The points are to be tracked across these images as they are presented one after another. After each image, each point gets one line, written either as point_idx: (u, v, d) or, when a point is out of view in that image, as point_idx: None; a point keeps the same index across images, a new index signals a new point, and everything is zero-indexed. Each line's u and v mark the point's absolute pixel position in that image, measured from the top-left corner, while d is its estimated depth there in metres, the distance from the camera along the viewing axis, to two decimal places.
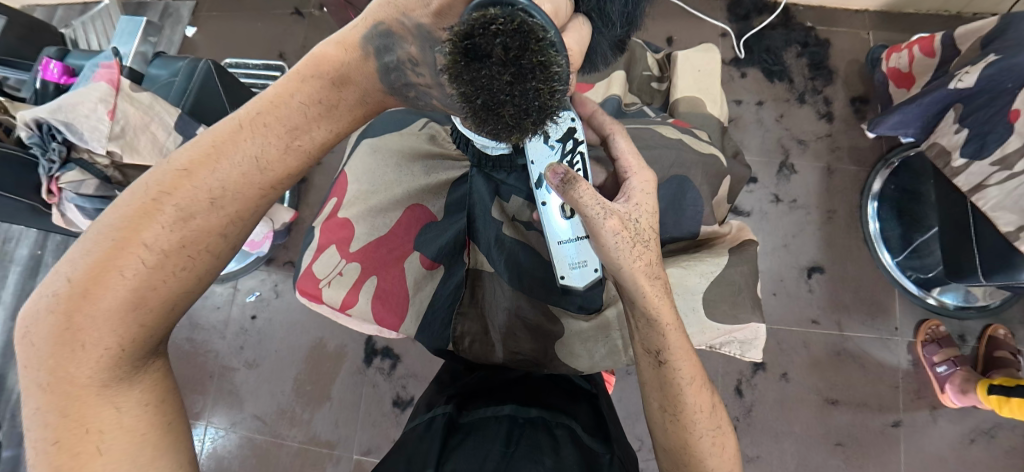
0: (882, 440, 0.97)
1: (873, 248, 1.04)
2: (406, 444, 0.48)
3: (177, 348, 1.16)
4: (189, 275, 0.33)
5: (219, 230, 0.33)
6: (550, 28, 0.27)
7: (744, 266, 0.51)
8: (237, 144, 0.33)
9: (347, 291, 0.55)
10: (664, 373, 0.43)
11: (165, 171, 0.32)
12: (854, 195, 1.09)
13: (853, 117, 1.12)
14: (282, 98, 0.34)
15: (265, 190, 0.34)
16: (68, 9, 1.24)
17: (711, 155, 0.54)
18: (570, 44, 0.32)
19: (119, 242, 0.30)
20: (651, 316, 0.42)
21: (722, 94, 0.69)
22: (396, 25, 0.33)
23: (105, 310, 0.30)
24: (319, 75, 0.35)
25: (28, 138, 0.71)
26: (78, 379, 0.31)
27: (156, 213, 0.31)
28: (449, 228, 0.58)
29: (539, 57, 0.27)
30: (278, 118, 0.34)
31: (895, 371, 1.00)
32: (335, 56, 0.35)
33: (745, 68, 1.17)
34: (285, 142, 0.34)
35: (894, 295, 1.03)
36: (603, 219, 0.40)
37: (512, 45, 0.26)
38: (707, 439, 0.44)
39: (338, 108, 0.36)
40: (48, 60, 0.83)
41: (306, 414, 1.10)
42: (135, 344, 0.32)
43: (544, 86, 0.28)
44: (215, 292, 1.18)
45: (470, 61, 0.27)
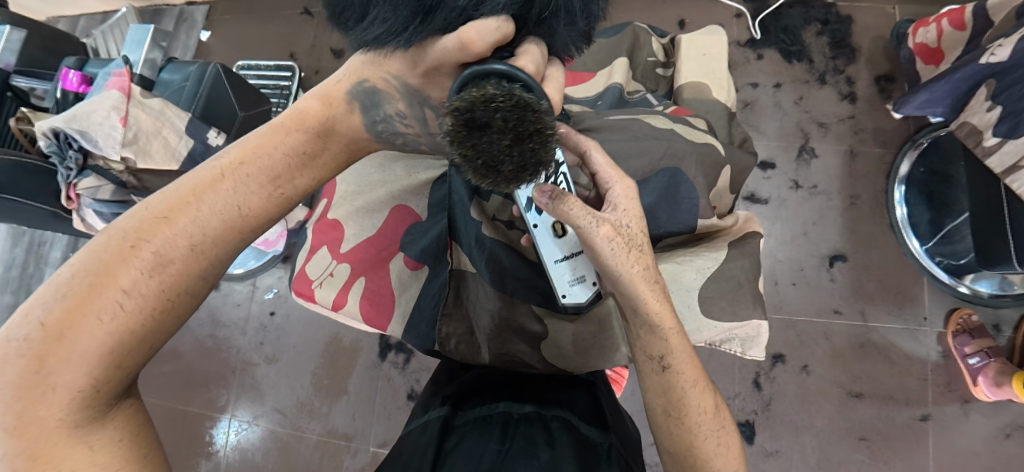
0: (909, 434, 0.93)
1: (900, 234, 0.99)
2: (403, 449, 0.48)
3: (202, 344, 1.21)
4: (167, 316, 0.34)
5: (200, 273, 0.35)
6: (542, 99, 0.31)
7: (744, 260, 0.48)
8: (218, 192, 0.34)
9: (337, 292, 0.57)
10: (668, 380, 0.43)
11: (145, 217, 0.33)
12: (880, 179, 1.03)
13: (877, 97, 1.06)
14: (265, 148, 0.36)
15: (245, 233, 0.36)
16: (90, 19, 1.28)
17: (706, 145, 0.52)
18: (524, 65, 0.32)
19: (95, 286, 0.31)
20: (653, 323, 0.42)
21: (729, 78, 0.66)
22: (379, 82, 0.36)
23: (80, 353, 0.30)
24: (303, 129, 0.37)
25: (47, 146, 0.73)
26: (47, 421, 0.30)
27: (134, 259, 0.32)
28: (432, 228, 0.56)
29: (534, 125, 0.31)
30: (260, 167, 0.36)
31: (924, 363, 0.95)
32: (319, 110, 0.37)
33: (762, 49, 1.12)
34: (266, 189, 0.36)
35: (923, 283, 0.98)
36: (594, 227, 0.40)
37: (511, 117, 0.30)
38: (712, 440, 0.44)
39: (320, 158, 0.38)
40: (67, 71, 0.87)
41: (324, 407, 1.13)
42: (108, 383, 0.32)
43: (538, 147, 0.32)
44: (235, 290, 1.22)
45: (471, 130, 0.31)
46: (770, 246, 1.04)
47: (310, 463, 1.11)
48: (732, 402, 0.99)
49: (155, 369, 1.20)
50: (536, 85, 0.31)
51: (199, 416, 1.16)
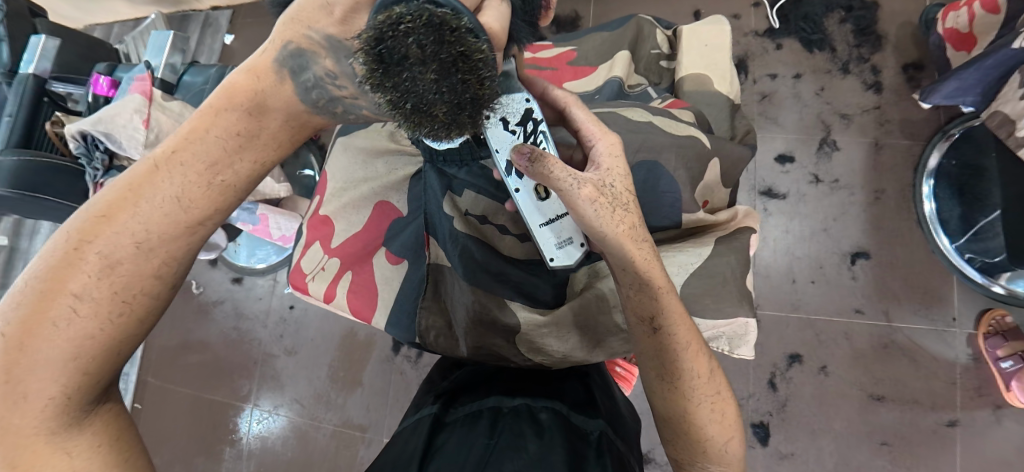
0: (934, 440, 0.89)
1: (928, 230, 0.94)
2: (394, 446, 0.49)
3: (226, 336, 1.26)
4: (127, 320, 0.31)
5: (153, 273, 0.32)
6: (461, 16, 0.25)
7: (731, 256, 0.48)
8: (154, 185, 0.31)
9: (328, 285, 0.59)
10: (661, 340, 0.42)
11: (85, 217, 0.31)
12: (907, 172, 0.99)
13: (905, 86, 1.01)
14: (196, 132, 0.32)
15: (194, 227, 0.33)
16: (123, 26, 1.36)
17: (688, 138, 0.50)
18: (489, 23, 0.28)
19: (46, 292, 0.29)
20: (643, 282, 0.41)
21: (732, 69, 0.64)
22: (304, 42, 0.31)
23: (43, 362, 0.29)
24: (232, 108, 0.32)
25: (76, 148, 0.78)
26: (23, 430, 0.29)
27: (80, 263, 0.30)
28: (411, 223, 0.58)
29: (457, 47, 0.25)
30: (194, 153, 0.32)
31: (952, 366, 0.91)
32: (249, 84, 0.32)
33: (781, 38, 1.08)
34: (206, 178, 0.32)
35: (952, 282, 0.93)
36: (577, 187, 0.38)
37: (427, 41, 0.24)
38: (706, 406, 0.42)
39: (259, 138, 0.34)
40: (98, 75, 0.92)
41: (340, 398, 1.16)
42: (81, 390, 0.30)
43: (470, 76, 0.25)
44: (257, 284, 1.26)
45: (388, 65, 0.25)
46: (788, 243, 1.00)
47: (327, 452, 1.14)
48: (746, 403, 0.96)
49: (183, 359, 1.26)
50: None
51: (223, 404, 1.22)
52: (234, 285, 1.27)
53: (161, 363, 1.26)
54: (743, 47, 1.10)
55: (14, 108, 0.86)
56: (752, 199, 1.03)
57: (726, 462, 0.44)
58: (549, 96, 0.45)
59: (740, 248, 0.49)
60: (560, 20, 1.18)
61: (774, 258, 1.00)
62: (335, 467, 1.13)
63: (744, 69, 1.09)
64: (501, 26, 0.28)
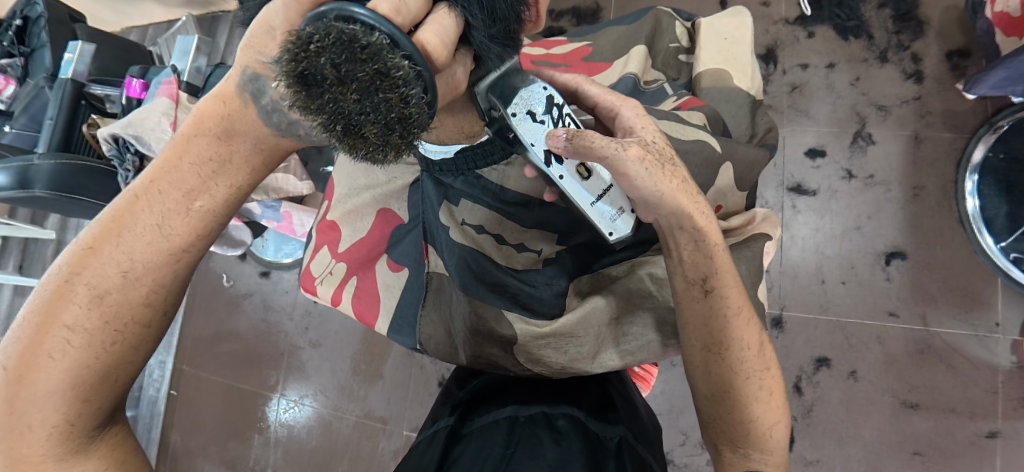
0: (972, 452, 0.84)
1: (971, 229, 0.88)
2: (412, 456, 0.50)
3: (254, 327, 1.30)
4: (121, 347, 0.33)
5: (143, 300, 0.34)
6: (375, 30, 0.23)
7: (741, 266, 0.45)
8: (135, 216, 0.33)
9: (335, 289, 0.63)
10: (711, 302, 0.42)
11: (74, 252, 0.33)
12: (949, 168, 0.93)
13: (949, 75, 0.95)
14: (172, 162, 0.33)
15: (177, 253, 0.34)
16: (157, 29, 1.42)
17: (697, 141, 0.48)
18: (426, 37, 0.26)
19: (42, 325, 0.31)
20: (700, 237, 0.41)
21: (753, 64, 0.62)
22: (259, 66, 0.31)
23: (42, 393, 0.31)
24: (201, 134, 0.32)
25: (108, 150, 0.81)
26: (33, 457, 0.32)
27: (70, 295, 0.32)
28: (412, 232, 0.58)
29: (372, 65, 0.22)
30: (171, 182, 0.33)
31: (994, 373, 0.85)
32: (215, 110, 0.32)
33: (813, 26, 1.02)
34: (184, 205, 0.33)
35: (996, 285, 0.87)
36: (624, 150, 0.38)
37: (339, 59, 0.22)
38: (754, 381, 0.43)
39: (232, 162, 0.34)
40: (131, 78, 0.96)
41: (362, 390, 1.19)
42: (84, 418, 0.32)
43: (392, 95, 0.23)
44: (284, 278, 1.30)
45: (309, 87, 0.24)
46: (817, 241, 0.96)
47: (350, 443, 1.18)
48: None
49: (215, 349, 1.31)
50: (360, 15, 0.23)
51: (253, 394, 1.26)
52: (262, 278, 1.32)
53: (195, 353, 1.32)
54: (773, 36, 1.04)
55: (54, 111, 0.90)
56: (780, 196, 0.99)
57: (769, 449, 0.43)
58: (558, 81, 0.47)
59: (752, 256, 0.47)
60: (581, 12, 1.15)
61: (803, 257, 0.96)
62: (358, 457, 1.16)
63: (773, 59, 1.04)
64: (442, 40, 0.27)
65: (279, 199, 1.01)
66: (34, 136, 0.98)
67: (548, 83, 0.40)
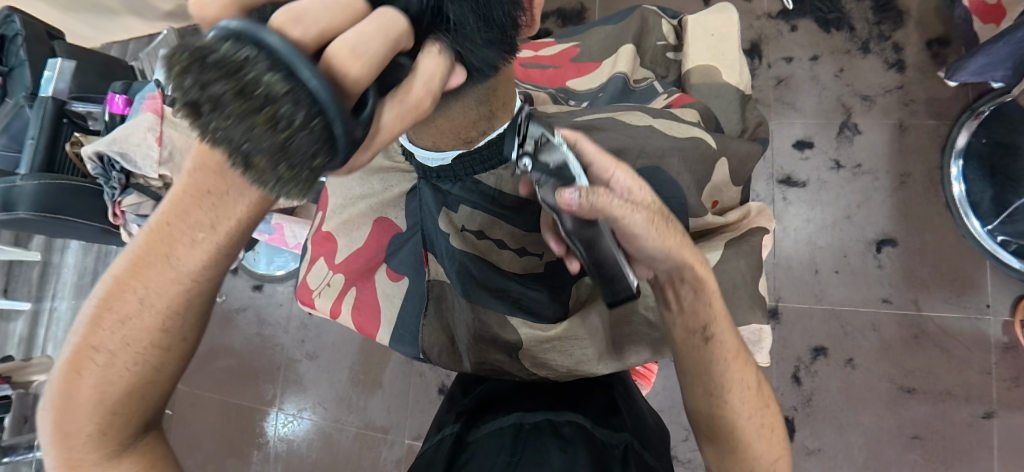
0: (969, 433, 0.86)
1: (958, 213, 0.90)
2: (419, 463, 0.51)
3: (249, 342, 1.29)
4: (144, 367, 0.32)
5: (160, 327, 0.32)
6: (244, 41, 0.18)
7: (742, 261, 0.45)
8: (149, 247, 0.30)
9: (333, 301, 0.61)
10: (712, 350, 0.40)
11: (106, 274, 0.32)
12: (934, 154, 0.94)
13: (930, 63, 0.96)
14: (173, 193, 0.28)
15: (183, 287, 0.31)
16: (138, 43, 1.40)
17: (692, 140, 0.47)
18: (340, 43, 0.20)
19: (79, 339, 0.32)
20: (700, 286, 0.39)
21: (741, 59, 0.62)
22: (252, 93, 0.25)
23: (76, 405, 0.32)
24: (197, 163, 0.27)
25: (94, 169, 0.81)
26: (77, 457, 0.33)
27: (100, 316, 0.31)
28: (411, 241, 0.58)
29: (232, 83, 0.18)
30: (177, 217, 0.29)
31: (987, 354, 0.87)
32: (203, 151, 0.26)
33: (795, 19, 1.04)
34: (191, 237, 0.29)
35: (985, 268, 0.89)
36: (633, 213, 0.32)
37: (203, 80, 0.18)
38: (755, 422, 0.42)
39: (228, 198, 0.27)
40: (113, 95, 0.94)
41: (362, 401, 1.18)
42: (113, 429, 0.33)
43: (262, 120, 0.18)
44: (278, 291, 1.29)
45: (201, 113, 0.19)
46: (810, 232, 0.97)
47: (351, 454, 1.16)
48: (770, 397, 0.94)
49: (210, 366, 1.29)
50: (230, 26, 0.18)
51: (250, 409, 1.25)
52: (255, 292, 1.30)
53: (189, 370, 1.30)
54: (756, 31, 1.05)
55: (35, 131, 0.89)
56: (771, 189, 1.00)
57: None
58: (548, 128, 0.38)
59: (750, 250, 0.46)
60: (566, 13, 1.16)
61: (796, 248, 0.97)
62: (360, 468, 1.15)
63: (758, 54, 1.05)
64: (362, 53, 0.20)
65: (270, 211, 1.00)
66: (15, 156, 0.96)
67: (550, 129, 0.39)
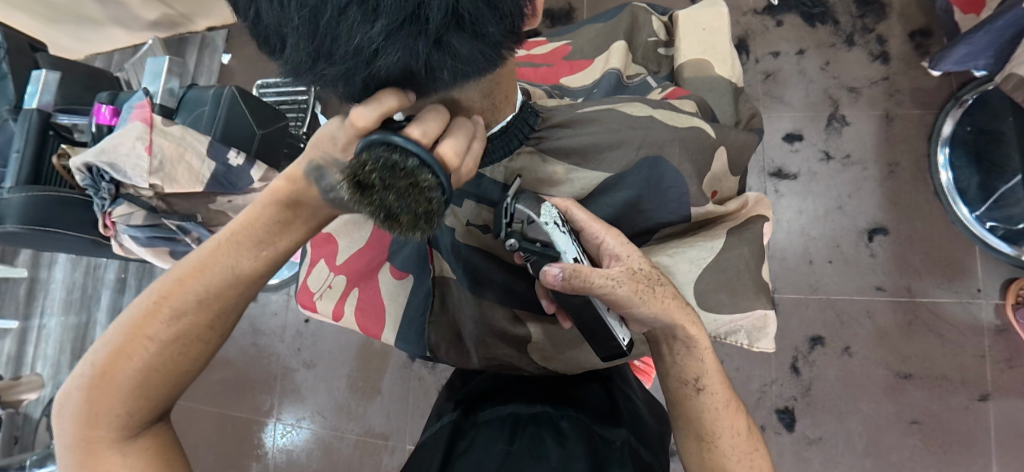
0: (966, 416, 0.87)
1: (946, 201, 0.91)
2: (418, 454, 0.51)
3: (244, 352, 1.27)
4: (185, 358, 0.38)
5: (207, 323, 0.39)
6: (410, 154, 0.29)
7: (744, 249, 0.45)
8: (218, 257, 0.38)
9: (336, 302, 0.61)
10: (703, 402, 0.42)
11: (164, 279, 0.38)
12: (921, 143, 0.96)
13: (913, 54, 0.98)
14: (253, 218, 0.38)
15: (242, 290, 0.39)
16: (123, 54, 1.39)
17: (692, 129, 0.46)
18: (445, 149, 0.31)
19: (131, 333, 0.37)
20: (690, 343, 0.42)
21: (732, 52, 0.63)
22: (321, 160, 0.36)
23: (118, 387, 0.36)
24: (277, 200, 0.37)
25: (82, 180, 0.80)
26: (97, 437, 0.36)
27: (157, 312, 0.37)
28: (410, 240, 0.55)
29: (406, 179, 0.28)
30: (248, 234, 0.37)
31: (980, 338, 0.88)
32: (289, 185, 0.36)
33: (781, 15, 1.05)
34: (254, 251, 0.38)
35: (975, 253, 0.90)
36: (618, 287, 0.38)
37: (383, 176, 0.28)
38: (742, 466, 0.42)
39: (297, 224, 0.38)
40: (99, 105, 0.93)
41: (361, 408, 1.17)
42: (141, 413, 0.37)
43: (415, 197, 0.28)
44: (272, 300, 1.27)
45: (361, 192, 0.29)
46: (802, 223, 0.98)
47: (352, 462, 1.15)
48: (769, 388, 0.95)
49: (205, 378, 1.28)
50: (399, 142, 0.29)
51: (248, 421, 1.23)
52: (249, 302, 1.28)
53: None
54: (743, 26, 1.07)
55: (21, 144, 0.88)
56: (763, 182, 1.01)
57: None
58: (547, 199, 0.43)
59: (752, 238, 0.46)
60: (554, 14, 1.16)
61: (789, 240, 0.98)
62: None
63: (745, 49, 1.06)
64: (457, 149, 0.31)
65: None
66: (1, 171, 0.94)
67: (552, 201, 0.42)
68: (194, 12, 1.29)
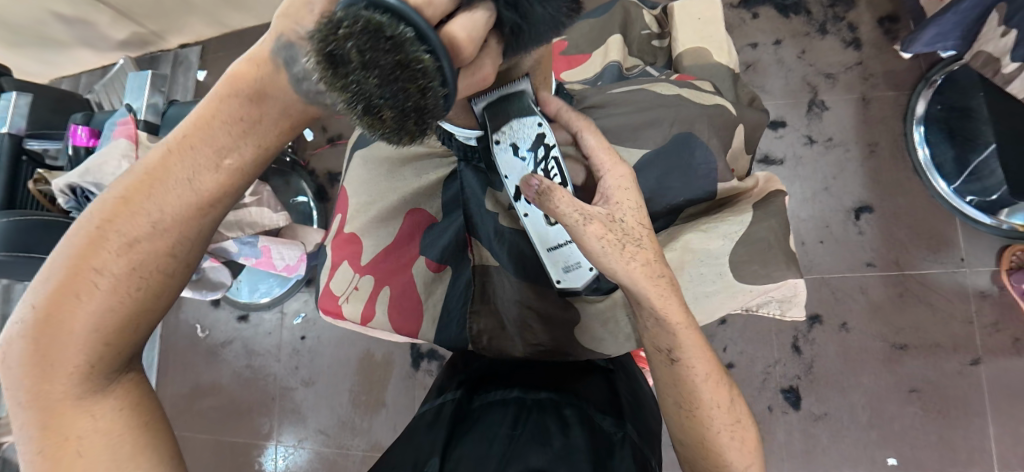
0: (961, 381, 0.90)
1: (924, 176, 0.96)
2: (419, 428, 0.53)
3: (238, 375, 1.23)
4: (145, 294, 0.33)
5: (167, 251, 0.33)
6: (404, 20, 0.21)
7: (772, 220, 0.47)
8: (169, 170, 0.32)
9: (364, 304, 0.59)
10: (679, 372, 0.42)
11: (107, 200, 0.32)
12: (898, 123, 1.00)
13: (883, 39, 1.03)
14: (206, 118, 0.31)
15: (204, 209, 0.33)
16: (91, 75, 1.34)
17: (716, 106, 0.50)
18: (459, 31, 0.24)
19: (75, 270, 0.31)
20: (661, 318, 0.41)
21: (728, 40, 0.65)
22: (293, 36, 0.29)
23: (69, 334, 0.31)
24: (236, 94, 0.31)
25: (66, 202, 0.77)
26: (54, 394, 0.32)
27: (103, 242, 0.31)
28: (448, 229, 0.58)
29: (394, 56, 0.21)
30: (202, 140, 0.31)
31: (968, 304, 0.92)
32: (249, 72, 0.30)
33: (756, 7, 1.09)
34: (213, 161, 0.32)
35: (956, 224, 0.94)
36: (585, 224, 0.40)
37: (364, 46, 0.21)
38: (726, 434, 0.43)
39: (263, 124, 0.32)
40: (76, 127, 0.89)
41: (365, 422, 1.14)
42: (104, 361, 0.33)
43: (410, 86, 0.22)
44: (264, 319, 1.23)
45: (334, 68, 0.22)
46: (792, 206, 1.01)
47: None
48: (772, 369, 0.97)
49: (198, 405, 1.23)
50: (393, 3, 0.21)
51: (246, 446, 1.19)
52: (241, 323, 1.24)
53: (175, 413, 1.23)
54: None
55: None
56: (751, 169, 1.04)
57: None
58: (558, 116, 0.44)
59: (778, 211, 0.48)
60: None
61: None
62: None
63: None
64: (472, 36, 0.24)
65: (256, 233, 0.96)
66: None
67: (546, 123, 0.42)
68: (166, 29, 1.26)
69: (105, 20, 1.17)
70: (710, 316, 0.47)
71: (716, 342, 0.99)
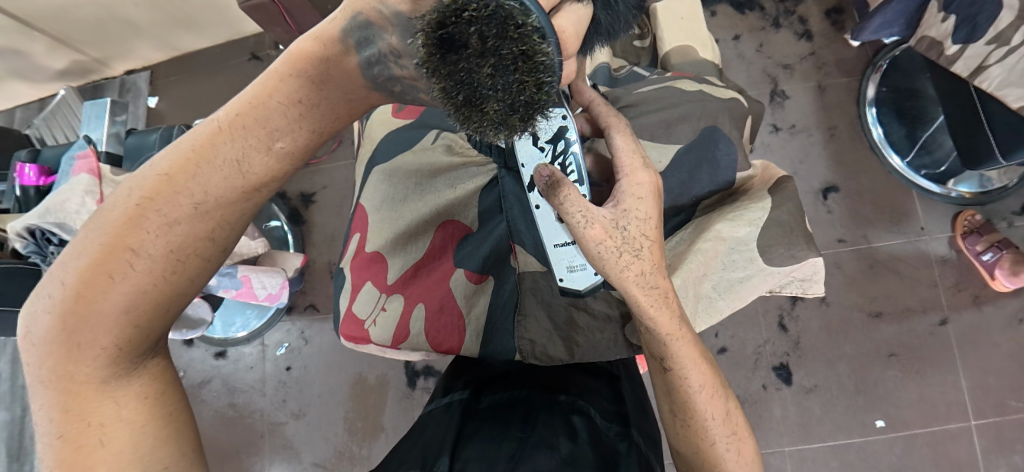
0: (933, 341, 0.97)
1: (881, 154, 1.03)
2: (427, 427, 0.52)
3: (220, 416, 1.15)
4: (179, 277, 0.33)
5: (206, 235, 0.34)
6: (530, 12, 0.24)
7: (789, 204, 0.49)
8: (218, 148, 0.33)
9: (394, 328, 0.57)
10: (672, 380, 0.42)
11: (148, 176, 0.32)
12: (852, 107, 1.07)
13: (831, 30, 1.11)
14: (262, 99, 0.33)
15: (247, 193, 0.34)
16: (26, 109, 1.23)
17: (733, 99, 0.55)
18: (562, 23, 0.28)
19: (111, 249, 0.31)
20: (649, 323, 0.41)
21: (709, 37, 0.69)
22: (372, 14, 0.31)
23: (100, 317, 0.31)
24: (297, 74, 0.34)
25: (24, 247, 0.70)
26: (79, 376, 0.32)
27: (141, 219, 0.31)
28: (488, 238, 0.58)
29: (518, 45, 0.24)
30: (256, 120, 0.33)
31: (931, 269, 1.00)
32: (314, 52, 0.34)
33: (713, 6, 1.14)
34: (266, 143, 0.34)
35: (913, 196, 1.02)
36: (584, 228, 0.40)
37: (489, 32, 0.23)
38: (724, 446, 0.42)
39: (320, 108, 0.35)
40: (23, 165, 0.81)
41: (363, 449, 1.10)
42: (131, 345, 0.33)
43: (528, 78, 0.25)
44: (245, 353, 1.17)
45: (445, 52, 0.24)
46: None
47: None
48: (763, 349, 1.01)
49: None
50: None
51: None
52: (218, 360, 1.17)
53: None
54: None
55: None
56: None
57: None
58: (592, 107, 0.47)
59: (791, 194, 0.50)
60: None
61: None
62: None
63: None
64: (576, 30, 0.28)
65: (235, 263, 0.89)
66: None
67: (569, 117, 0.46)
68: (111, 56, 1.18)
69: (40, 50, 1.08)
70: (745, 302, 0.50)
71: (707, 329, 1.03)
